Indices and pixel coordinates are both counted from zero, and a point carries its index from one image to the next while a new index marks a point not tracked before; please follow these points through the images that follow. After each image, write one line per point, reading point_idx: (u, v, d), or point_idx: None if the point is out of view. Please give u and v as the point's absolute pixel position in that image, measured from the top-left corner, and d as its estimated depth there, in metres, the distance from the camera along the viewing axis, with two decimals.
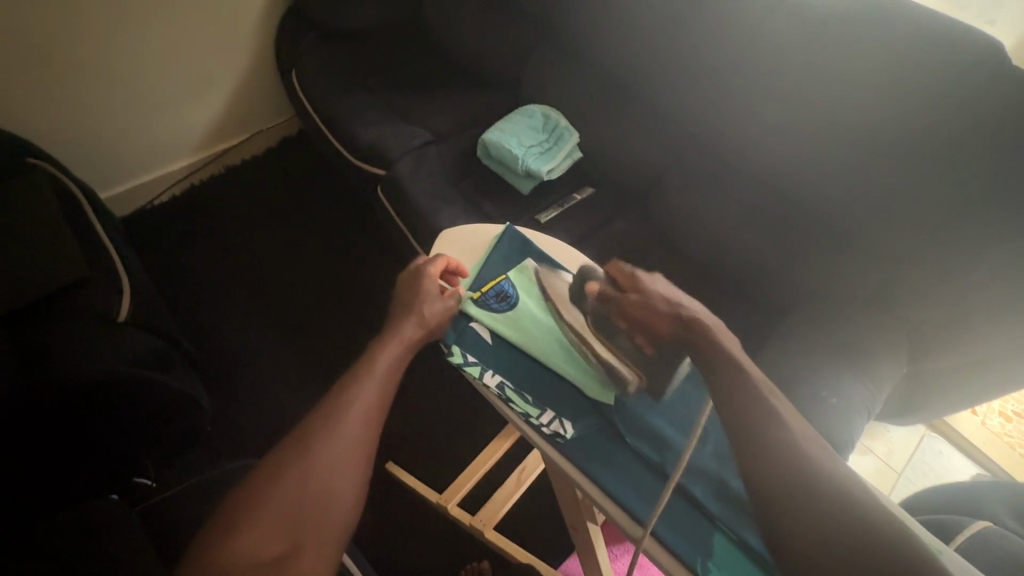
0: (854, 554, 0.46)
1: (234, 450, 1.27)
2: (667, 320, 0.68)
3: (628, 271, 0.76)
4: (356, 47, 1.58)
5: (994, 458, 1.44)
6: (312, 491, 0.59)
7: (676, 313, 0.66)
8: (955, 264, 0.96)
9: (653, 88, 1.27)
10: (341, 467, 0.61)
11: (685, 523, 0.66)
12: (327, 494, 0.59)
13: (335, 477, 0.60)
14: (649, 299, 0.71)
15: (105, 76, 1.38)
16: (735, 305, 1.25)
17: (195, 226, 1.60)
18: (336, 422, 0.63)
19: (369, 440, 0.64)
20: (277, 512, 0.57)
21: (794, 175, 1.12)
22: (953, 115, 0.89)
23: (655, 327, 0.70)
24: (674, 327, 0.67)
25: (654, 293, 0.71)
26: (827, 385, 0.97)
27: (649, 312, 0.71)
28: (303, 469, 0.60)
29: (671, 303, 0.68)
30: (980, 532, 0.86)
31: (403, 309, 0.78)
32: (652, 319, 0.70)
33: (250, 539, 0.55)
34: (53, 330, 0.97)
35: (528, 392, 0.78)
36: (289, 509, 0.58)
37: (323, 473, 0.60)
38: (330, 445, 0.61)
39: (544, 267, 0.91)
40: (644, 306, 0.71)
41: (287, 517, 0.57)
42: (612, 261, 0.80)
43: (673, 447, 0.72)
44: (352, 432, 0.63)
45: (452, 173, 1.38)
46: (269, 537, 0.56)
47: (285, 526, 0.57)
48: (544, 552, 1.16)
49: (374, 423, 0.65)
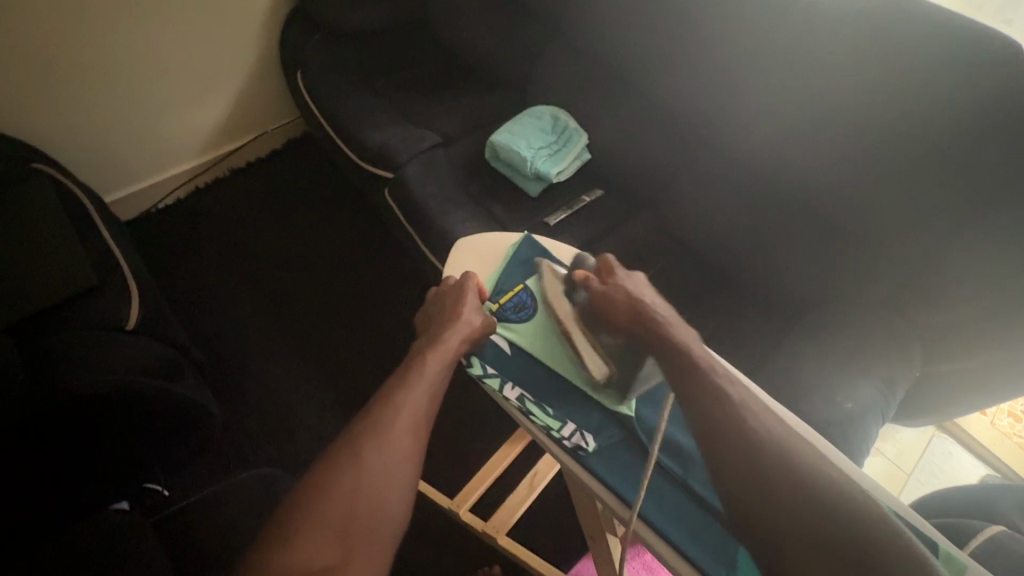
0: None
1: (244, 457, 1.26)
2: (626, 312, 0.73)
3: (610, 268, 0.80)
4: (361, 47, 1.56)
5: (1004, 458, 1.44)
6: (362, 502, 0.59)
7: (635, 307, 0.72)
8: (971, 268, 0.96)
9: (665, 90, 1.26)
10: (390, 479, 0.61)
11: (709, 536, 0.66)
12: (376, 506, 0.59)
13: (384, 488, 0.60)
14: (612, 293, 0.75)
15: (109, 79, 1.36)
16: (745, 308, 1.24)
17: (201, 230, 1.59)
18: (385, 433, 0.63)
19: (415, 453, 0.64)
20: (327, 523, 0.56)
21: (804, 177, 1.11)
22: (970, 118, 0.88)
23: (614, 320, 0.74)
24: (632, 320, 0.72)
25: (617, 291, 0.75)
26: (841, 391, 0.96)
27: (610, 303, 0.74)
28: (352, 480, 0.59)
29: (631, 299, 0.73)
30: (993, 536, 0.85)
31: (447, 319, 0.79)
32: (611, 308, 0.74)
33: (300, 549, 0.54)
34: (62, 338, 0.96)
35: (549, 404, 0.78)
36: (339, 519, 0.57)
37: (372, 482, 0.60)
38: (381, 455, 0.62)
39: (548, 262, 0.89)
40: (605, 298, 0.75)
41: (337, 527, 0.56)
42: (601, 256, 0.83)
43: (648, 428, 0.75)
44: (400, 444, 0.63)
45: (459, 175, 1.37)
46: (319, 548, 0.55)
47: (336, 537, 0.56)
48: (556, 556, 1.16)
49: (421, 437, 0.66)
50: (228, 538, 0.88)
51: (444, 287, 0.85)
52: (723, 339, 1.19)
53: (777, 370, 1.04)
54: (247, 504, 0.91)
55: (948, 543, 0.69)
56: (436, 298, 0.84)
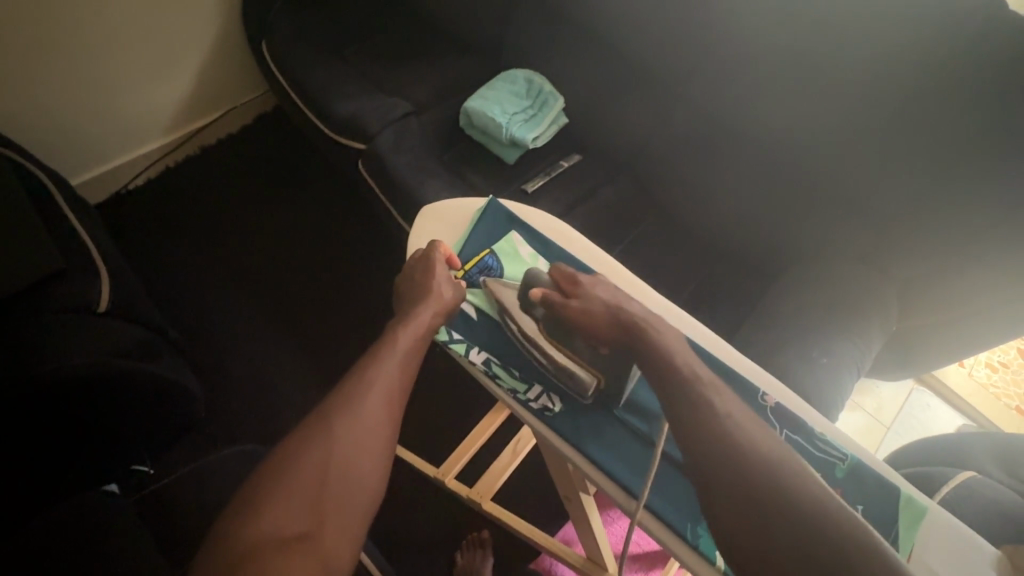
0: (824, 542, 0.47)
1: (229, 435, 1.27)
2: (611, 327, 0.72)
3: (570, 276, 0.79)
4: (327, 14, 1.50)
5: (980, 408, 1.47)
6: (333, 474, 0.58)
7: (617, 314, 0.72)
8: (944, 223, 0.95)
9: (640, 49, 1.21)
10: (363, 452, 0.61)
11: (676, 492, 0.68)
12: (347, 478, 0.59)
13: (357, 462, 0.60)
14: (589, 305, 0.74)
15: (66, 54, 1.30)
16: (724, 270, 1.24)
17: (172, 211, 1.55)
18: (356, 407, 0.63)
19: (390, 427, 0.64)
20: (295, 494, 0.56)
21: (778, 136, 1.09)
22: (945, 67, 0.86)
23: (598, 333, 0.73)
24: (616, 330, 0.71)
25: (594, 298, 0.75)
26: (817, 345, 0.97)
27: (591, 317, 0.73)
28: (322, 452, 0.59)
29: (609, 307, 0.73)
30: (963, 482, 0.86)
31: (419, 293, 0.78)
32: (596, 326, 0.73)
33: (267, 519, 0.54)
34: (31, 325, 0.94)
35: (515, 367, 0.78)
36: (310, 492, 0.56)
37: (344, 454, 0.59)
38: (352, 426, 0.61)
39: (490, 279, 0.85)
40: (584, 311, 0.74)
41: (307, 497, 0.56)
42: (553, 268, 0.81)
43: (645, 410, 0.74)
44: (374, 417, 0.63)
45: (434, 144, 1.34)
46: (290, 518, 0.55)
47: (306, 507, 0.56)
48: (541, 518, 1.19)
49: (395, 411, 0.65)
50: (213, 513, 0.89)
51: (412, 260, 0.84)
52: (700, 302, 1.20)
53: (754, 329, 1.04)
54: (230, 480, 0.93)
55: (911, 488, 0.70)
56: (405, 273, 0.82)
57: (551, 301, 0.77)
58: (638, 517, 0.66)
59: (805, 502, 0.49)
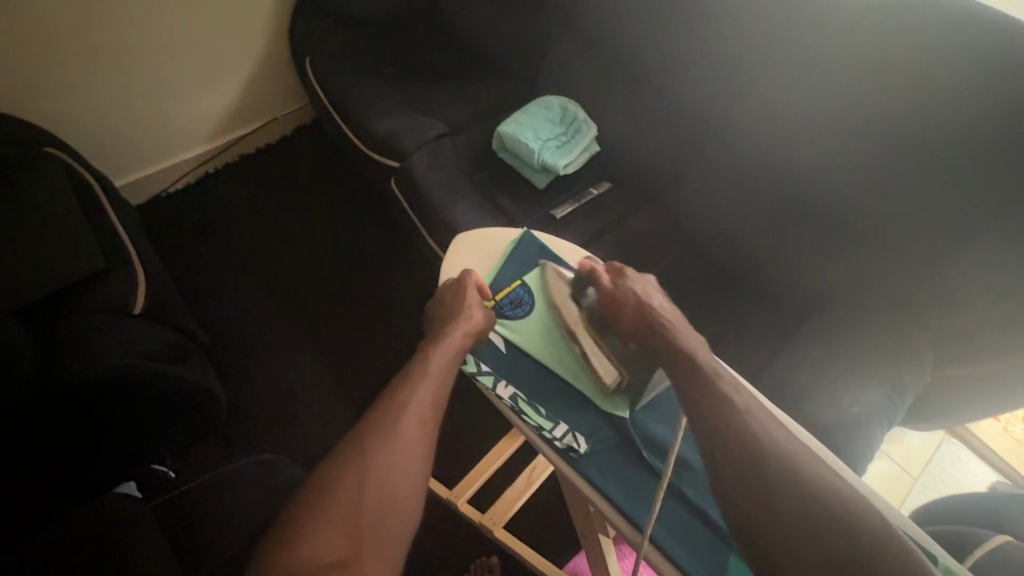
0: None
1: (248, 442, 1.28)
2: (634, 316, 0.76)
3: (618, 267, 0.83)
4: (370, 34, 1.54)
5: (1016, 466, 1.40)
6: (370, 497, 0.58)
7: (642, 306, 0.75)
8: (986, 277, 0.92)
9: (676, 84, 1.22)
10: (399, 475, 0.60)
11: (699, 544, 0.66)
12: (384, 502, 0.58)
13: (392, 485, 0.59)
14: (620, 293, 0.78)
15: (119, 63, 1.36)
16: (753, 306, 1.22)
17: (208, 217, 1.60)
18: (392, 431, 0.63)
19: (424, 450, 0.64)
20: (334, 518, 0.55)
21: (814, 176, 1.08)
22: (990, 118, 0.83)
23: (623, 321, 0.77)
24: (639, 319, 0.75)
25: (632, 287, 0.78)
26: (848, 395, 0.94)
27: (618, 303, 0.78)
28: (359, 476, 0.59)
29: (639, 300, 0.76)
30: (999, 546, 0.81)
31: (449, 315, 0.79)
32: (620, 313, 0.77)
33: (307, 546, 0.53)
34: (69, 325, 0.97)
35: (542, 405, 0.78)
36: (347, 518, 0.56)
37: (380, 478, 0.59)
38: (387, 451, 0.61)
39: (552, 264, 0.89)
40: (612, 298, 0.79)
41: (345, 523, 0.56)
42: (610, 260, 0.85)
43: (668, 450, 0.73)
44: (410, 440, 0.63)
45: (466, 165, 1.36)
46: (327, 542, 0.54)
47: (344, 532, 0.55)
48: (553, 550, 1.17)
49: (430, 434, 0.65)
50: (228, 524, 0.89)
51: (446, 284, 0.85)
52: (726, 340, 1.18)
53: (780, 372, 1.02)
54: (244, 492, 0.93)
55: (948, 558, 0.67)
56: (437, 296, 0.83)
57: (596, 278, 0.82)
58: (645, 553, 0.65)
59: (841, 551, 0.50)
